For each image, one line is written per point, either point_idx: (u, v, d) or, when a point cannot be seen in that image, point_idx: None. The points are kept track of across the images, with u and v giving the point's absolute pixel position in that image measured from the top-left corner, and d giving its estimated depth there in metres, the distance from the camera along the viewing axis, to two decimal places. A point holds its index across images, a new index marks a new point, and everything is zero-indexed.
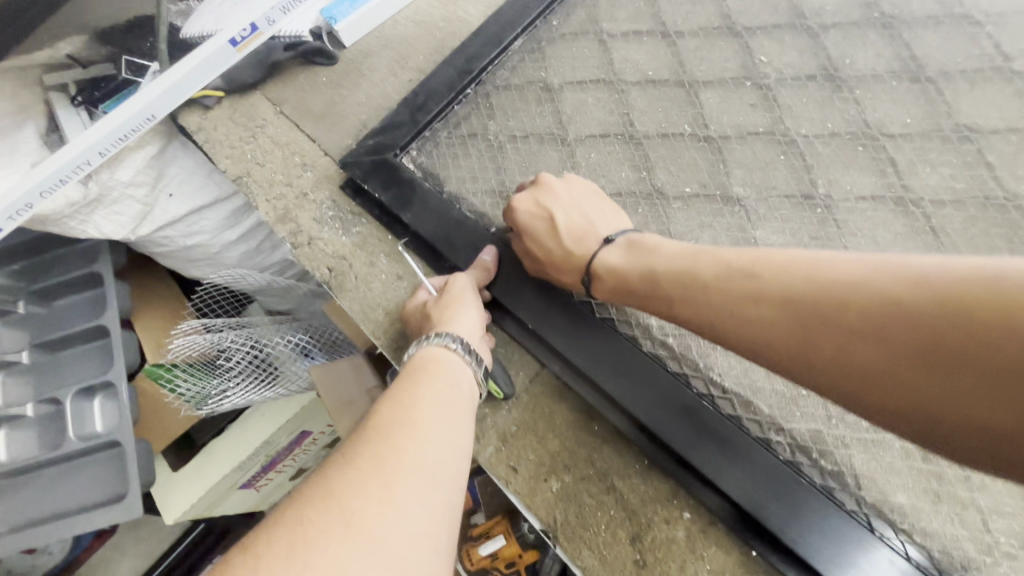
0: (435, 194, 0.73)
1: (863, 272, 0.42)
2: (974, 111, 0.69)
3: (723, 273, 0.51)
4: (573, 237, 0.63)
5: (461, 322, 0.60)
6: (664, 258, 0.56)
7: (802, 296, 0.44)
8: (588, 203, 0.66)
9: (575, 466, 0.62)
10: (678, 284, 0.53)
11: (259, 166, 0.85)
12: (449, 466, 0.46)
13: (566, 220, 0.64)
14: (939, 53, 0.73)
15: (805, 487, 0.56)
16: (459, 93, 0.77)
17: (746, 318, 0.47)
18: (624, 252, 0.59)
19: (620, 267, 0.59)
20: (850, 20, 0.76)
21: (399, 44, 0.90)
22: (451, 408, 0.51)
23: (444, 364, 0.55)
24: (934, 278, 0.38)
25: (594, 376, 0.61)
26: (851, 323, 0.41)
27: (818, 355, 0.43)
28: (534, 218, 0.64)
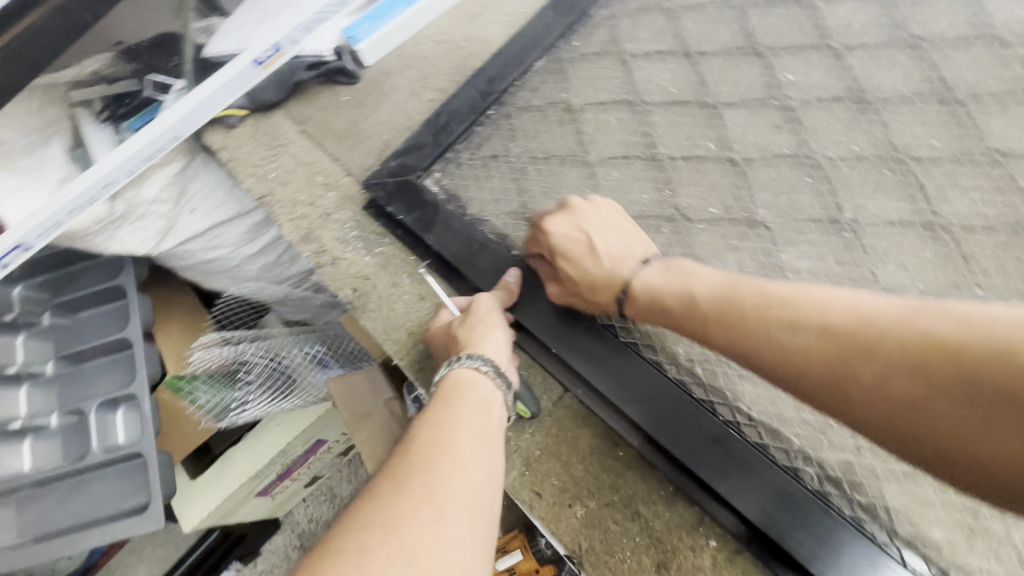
0: (458, 216, 0.74)
1: (906, 310, 0.41)
2: (1004, 134, 0.68)
3: (759, 299, 0.50)
4: (608, 258, 0.62)
5: (489, 344, 0.59)
6: (699, 282, 0.56)
7: (840, 325, 0.44)
8: (619, 226, 0.65)
9: (600, 492, 0.62)
10: (711, 308, 0.53)
11: (283, 186, 0.86)
12: (492, 494, 0.46)
13: (602, 241, 0.63)
14: (967, 74, 0.72)
15: (833, 518, 0.55)
16: (482, 115, 0.78)
17: (781, 344, 0.46)
18: (658, 276, 0.59)
19: (653, 290, 0.58)
20: (876, 41, 0.76)
21: (420, 64, 0.91)
22: (489, 432, 0.51)
23: (475, 386, 0.55)
24: (985, 318, 0.37)
25: (619, 403, 0.61)
26: (890, 358, 0.40)
27: (853, 385, 0.42)
28: (567, 239, 0.64)
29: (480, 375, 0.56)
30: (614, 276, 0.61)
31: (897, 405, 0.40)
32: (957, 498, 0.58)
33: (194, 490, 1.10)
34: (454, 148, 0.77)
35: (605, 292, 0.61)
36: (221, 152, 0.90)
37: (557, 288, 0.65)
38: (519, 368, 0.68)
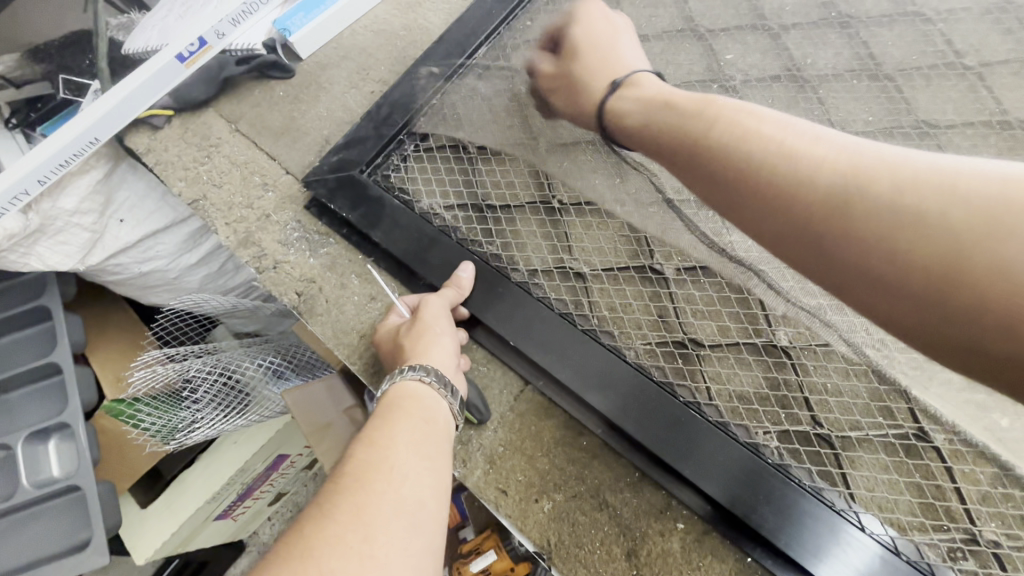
0: (404, 210, 0.71)
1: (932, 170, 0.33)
2: (932, 107, 0.69)
3: (793, 132, 0.40)
4: (610, 49, 0.58)
5: (433, 351, 0.56)
6: (675, 98, 0.48)
7: (898, 153, 0.35)
8: (626, 42, 0.59)
9: (566, 484, 0.60)
10: (696, 128, 0.44)
11: (216, 189, 0.82)
12: (433, 506, 0.44)
13: (599, 45, 0.58)
14: (896, 51, 0.73)
15: (798, 488, 0.54)
16: (424, 105, 0.77)
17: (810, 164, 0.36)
18: (655, 82, 0.52)
19: (653, 96, 0.50)
20: (809, 20, 0.76)
21: (359, 55, 0.87)
22: (431, 444, 0.48)
23: (414, 394, 0.52)
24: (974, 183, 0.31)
25: (580, 390, 0.60)
26: (913, 180, 0.33)
27: (856, 208, 0.34)
28: (585, 32, 0.59)
29: (422, 385, 0.53)
30: (611, 71, 0.55)
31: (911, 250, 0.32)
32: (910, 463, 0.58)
33: (146, 515, 1.02)
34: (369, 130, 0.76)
35: (588, 97, 0.56)
36: (147, 155, 0.84)
37: (561, 92, 0.60)
38: (477, 364, 0.66)
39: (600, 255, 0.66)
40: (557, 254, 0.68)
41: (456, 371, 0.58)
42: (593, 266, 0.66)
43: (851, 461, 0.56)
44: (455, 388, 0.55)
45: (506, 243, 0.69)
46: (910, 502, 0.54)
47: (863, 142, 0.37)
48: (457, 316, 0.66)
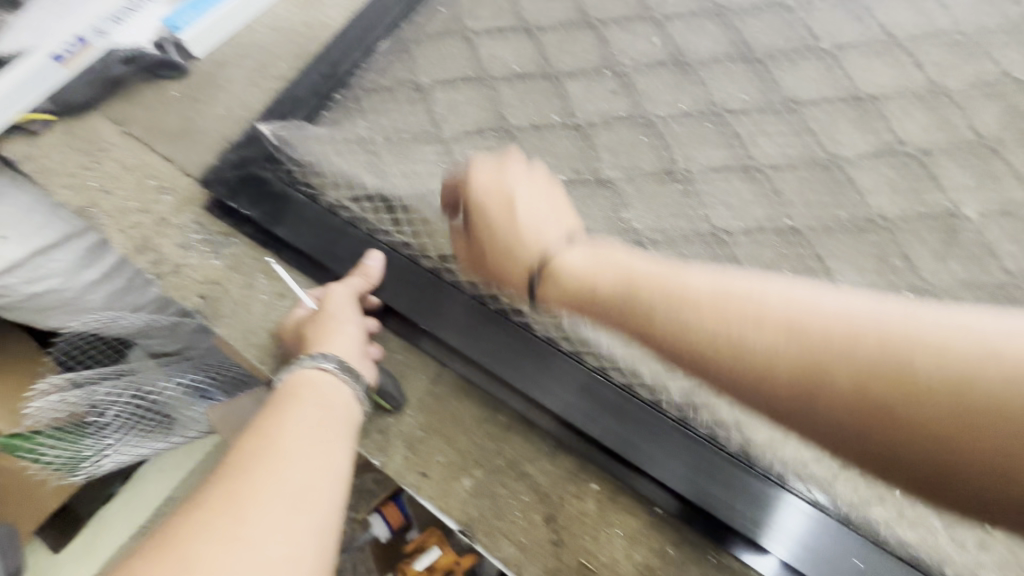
0: (310, 204, 0.71)
1: (899, 325, 0.33)
2: (798, 86, 0.75)
3: (747, 290, 0.39)
4: (517, 200, 0.55)
5: (336, 339, 0.57)
6: (592, 272, 0.48)
7: (840, 320, 0.34)
8: (546, 200, 0.58)
9: (485, 459, 0.61)
10: (649, 313, 0.41)
11: (106, 195, 0.77)
12: (324, 485, 0.44)
13: (528, 204, 0.56)
14: (763, 36, 0.78)
15: (699, 444, 0.58)
16: (327, 99, 0.77)
17: (762, 358, 0.36)
18: (580, 255, 0.50)
19: (574, 276, 0.48)
20: (689, 11, 0.82)
21: (257, 51, 0.85)
22: (323, 430, 0.48)
23: (313, 382, 0.52)
24: (951, 335, 0.32)
25: (490, 367, 0.62)
26: (876, 359, 0.33)
27: (823, 399, 0.34)
28: (488, 190, 0.57)
29: (321, 371, 0.53)
30: (533, 245, 0.52)
31: (899, 410, 0.32)
32: None
33: (66, 561, 0.98)
34: (265, 133, 0.73)
35: (525, 260, 0.52)
36: (25, 164, 0.79)
37: (490, 257, 0.56)
38: (393, 352, 0.66)
39: None
40: None
41: (364, 358, 0.58)
42: None
43: None
44: (359, 373, 0.55)
45: (416, 229, 0.69)
46: None
47: (811, 301, 0.36)
48: (368, 305, 0.66)
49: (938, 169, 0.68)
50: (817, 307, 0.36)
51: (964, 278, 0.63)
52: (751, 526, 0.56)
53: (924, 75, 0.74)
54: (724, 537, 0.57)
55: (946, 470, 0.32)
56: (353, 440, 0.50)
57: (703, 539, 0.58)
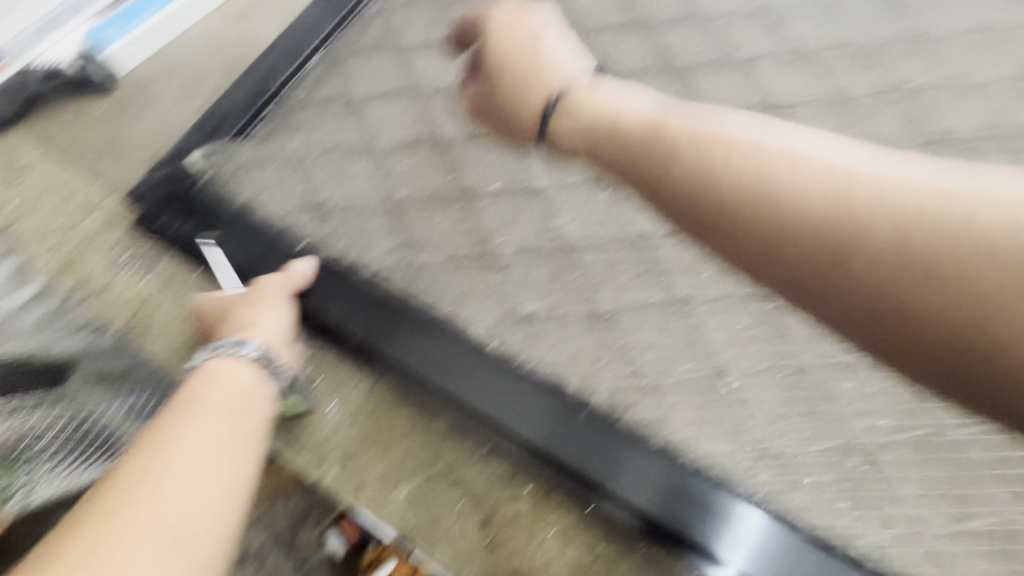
0: (239, 218, 0.70)
1: (949, 189, 0.30)
2: (715, 95, 0.79)
3: (779, 144, 0.35)
4: (534, 43, 0.46)
5: (261, 329, 0.57)
6: (624, 118, 0.42)
7: (888, 180, 0.31)
8: (565, 45, 0.48)
9: (421, 468, 0.62)
10: (662, 164, 0.38)
11: (27, 215, 0.75)
12: (224, 481, 0.43)
13: (544, 52, 0.46)
14: (682, 47, 0.83)
15: (647, 455, 0.59)
16: (259, 116, 0.78)
17: (828, 211, 0.31)
18: (595, 89, 0.45)
19: (589, 113, 0.43)
20: (613, 23, 0.85)
21: (186, 65, 0.84)
22: (220, 445, 0.44)
23: (223, 372, 0.51)
24: (1005, 202, 0.28)
25: (422, 374, 0.63)
26: (913, 228, 0.29)
27: (848, 259, 0.30)
28: (505, 33, 0.47)
29: (240, 361, 0.52)
30: (548, 80, 0.45)
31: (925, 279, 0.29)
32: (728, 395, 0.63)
33: None
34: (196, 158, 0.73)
35: (539, 108, 0.45)
36: None
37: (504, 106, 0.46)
38: (327, 364, 0.66)
39: (441, 246, 0.70)
40: (401, 250, 0.69)
41: (288, 352, 0.58)
42: (438, 256, 0.69)
43: (667, 404, 0.62)
44: (280, 366, 0.55)
45: (350, 242, 0.70)
46: (715, 432, 0.61)
47: (854, 158, 0.32)
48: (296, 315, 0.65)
49: None
50: (884, 163, 0.32)
51: None
52: (693, 533, 0.56)
53: (829, 84, 0.79)
54: (673, 547, 0.57)
55: (956, 355, 0.29)
56: (260, 431, 0.48)
57: (645, 543, 0.58)
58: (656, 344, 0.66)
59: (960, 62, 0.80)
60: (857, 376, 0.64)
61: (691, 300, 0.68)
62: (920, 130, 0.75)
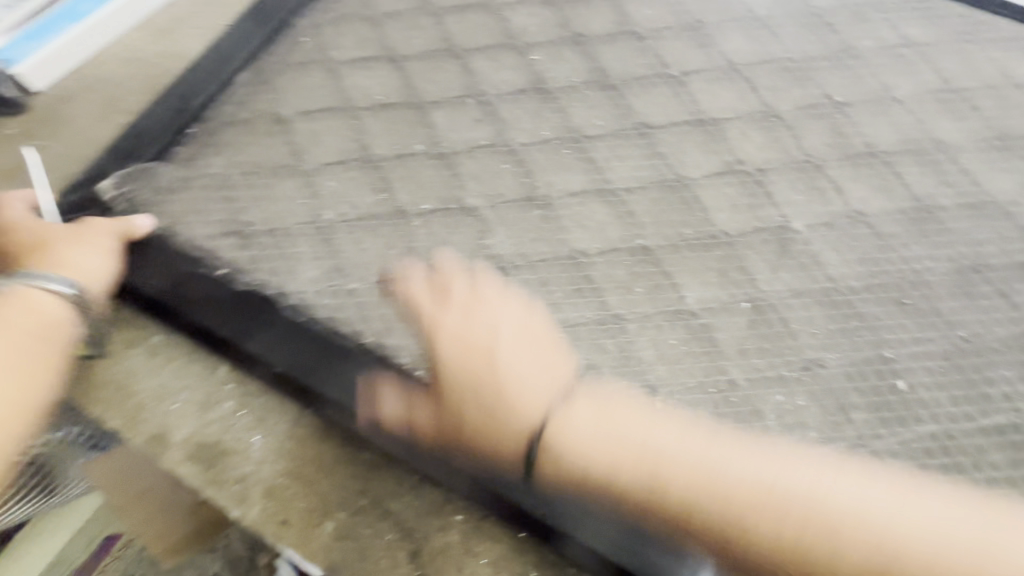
0: (156, 246, 0.68)
1: (859, 510, 0.41)
2: (648, 111, 0.79)
3: (739, 458, 0.45)
4: (513, 380, 0.50)
5: (75, 265, 0.60)
6: (616, 460, 0.46)
7: (825, 509, 0.42)
8: (519, 343, 0.53)
9: (348, 501, 0.60)
10: (658, 492, 0.45)
11: None
12: (28, 401, 0.53)
13: (487, 337, 0.52)
14: (617, 63, 0.83)
15: None
16: (180, 135, 0.75)
17: (776, 531, 0.42)
18: (587, 407, 0.50)
19: (581, 447, 0.48)
20: (549, 39, 0.85)
21: (105, 84, 0.81)
22: (20, 372, 0.53)
23: (27, 298, 0.55)
24: (894, 515, 0.41)
25: (347, 405, 0.61)
26: (838, 536, 0.41)
27: (798, 562, 0.41)
28: (461, 348, 0.52)
29: (49, 292, 0.57)
30: (527, 422, 0.49)
31: None
32: None
33: None
34: (109, 190, 0.70)
35: (518, 438, 0.49)
36: None
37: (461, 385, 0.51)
38: (251, 397, 0.65)
39: (370, 269, 0.67)
40: (328, 273, 0.67)
41: (99, 300, 0.62)
42: (368, 279, 0.67)
43: None
44: (90, 309, 0.60)
45: (275, 267, 0.67)
46: None
47: (796, 483, 0.43)
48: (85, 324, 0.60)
49: (770, 185, 0.74)
50: (813, 476, 0.44)
51: (794, 287, 0.68)
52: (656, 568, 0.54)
53: (759, 99, 0.80)
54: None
55: None
56: (58, 374, 0.55)
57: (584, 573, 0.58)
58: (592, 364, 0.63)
59: (881, 77, 0.82)
60: (786, 388, 0.63)
61: (624, 318, 0.66)
62: (844, 144, 0.77)
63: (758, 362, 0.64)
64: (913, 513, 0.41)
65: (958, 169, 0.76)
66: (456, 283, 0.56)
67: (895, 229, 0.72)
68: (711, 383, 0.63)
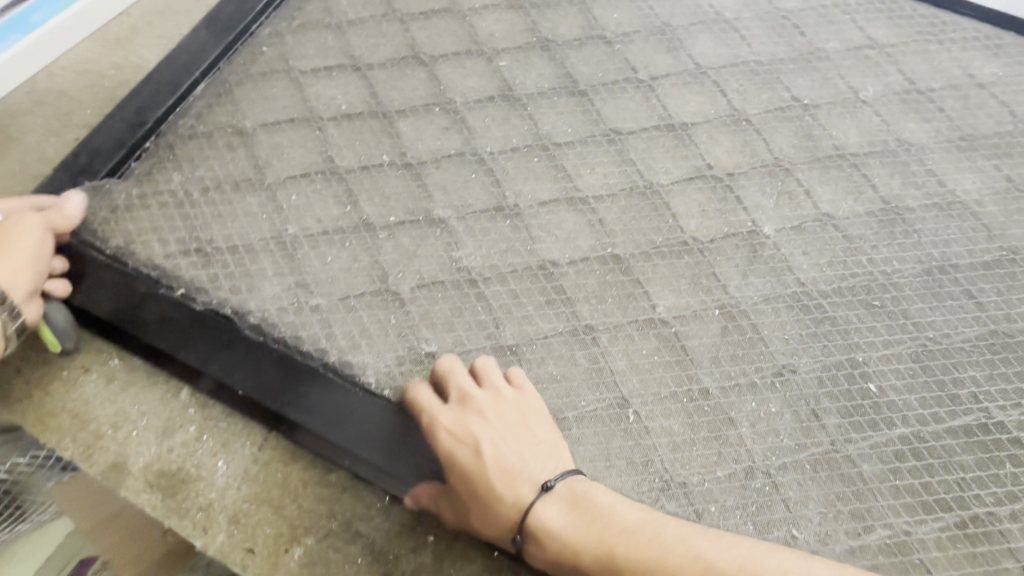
0: (112, 267, 0.66)
1: None
2: (618, 116, 0.79)
3: (697, 550, 0.49)
4: (501, 466, 0.54)
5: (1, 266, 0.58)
6: (589, 559, 0.50)
7: None
8: (515, 439, 0.56)
9: (317, 525, 0.59)
10: None
11: None
12: None
13: (487, 447, 0.55)
14: (585, 68, 0.82)
15: None
16: (136, 150, 0.72)
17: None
18: (569, 510, 0.52)
19: (558, 542, 0.51)
20: (517, 45, 0.84)
21: (57, 97, 0.78)
22: None
23: None
24: None
25: (313, 427, 0.60)
26: None
27: None
28: (457, 448, 0.55)
29: None
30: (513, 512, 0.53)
31: None
32: (634, 426, 0.61)
33: None
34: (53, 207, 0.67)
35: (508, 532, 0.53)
36: None
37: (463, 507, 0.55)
38: (214, 421, 0.63)
39: (335, 285, 0.66)
40: (292, 290, 0.65)
41: (26, 293, 0.59)
42: (333, 296, 0.65)
43: (574, 439, 0.60)
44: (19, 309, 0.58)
45: (236, 286, 0.65)
46: (623, 464, 0.59)
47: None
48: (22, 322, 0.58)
49: (739, 189, 0.74)
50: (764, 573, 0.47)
51: (764, 292, 0.68)
52: None
53: (728, 103, 0.80)
54: None
55: None
56: None
57: None
58: (562, 377, 0.63)
59: (848, 78, 0.83)
60: (758, 395, 0.63)
61: (595, 328, 0.65)
62: (813, 147, 0.77)
63: (730, 369, 0.64)
64: None
65: (925, 169, 0.76)
66: (461, 390, 0.58)
67: (863, 232, 0.72)
68: (683, 392, 0.63)
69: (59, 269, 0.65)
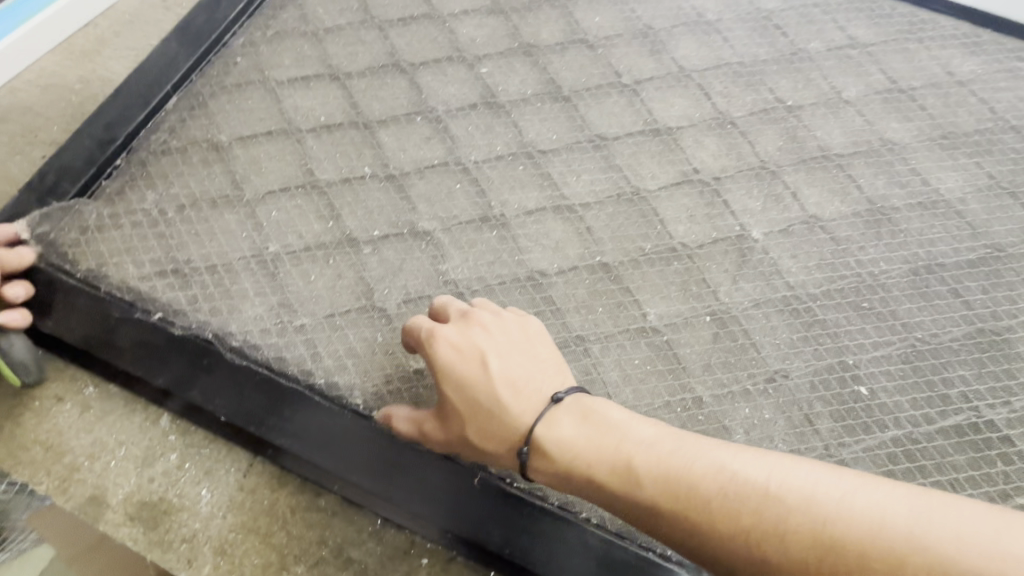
0: (84, 292, 0.63)
1: (835, 504, 0.42)
2: (603, 122, 0.78)
3: (716, 453, 0.47)
4: (508, 379, 0.52)
5: None
6: (604, 466, 0.48)
7: (798, 501, 0.43)
8: (518, 354, 0.54)
9: (307, 553, 0.57)
10: (638, 490, 0.47)
11: None
12: None
13: (492, 360, 0.52)
14: (568, 73, 0.81)
15: (557, 521, 0.56)
16: (106, 167, 0.70)
17: (738, 522, 0.43)
18: (579, 418, 0.51)
19: (568, 450, 0.49)
20: (499, 51, 0.82)
21: (20, 114, 0.75)
22: None
23: None
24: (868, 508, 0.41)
25: (300, 454, 0.58)
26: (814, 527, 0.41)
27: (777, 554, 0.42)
28: (459, 362, 0.52)
29: None
30: (520, 423, 0.51)
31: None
32: None
33: None
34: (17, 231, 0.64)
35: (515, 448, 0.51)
36: None
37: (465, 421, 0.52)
38: (197, 448, 0.61)
39: (319, 302, 0.64)
40: (274, 309, 0.63)
41: None
42: (317, 314, 0.63)
43: None
44: None
45: (216, 307, 0.62)
46: None
47: (771, 477, 0.44)
48: None
49: (726, 193, 0.74)
50: (788, 472, 0.45)
51: (755, 297, 0.67)
52: None
53: (712, 105, 0.79)
54: None
55: None
56: None
57: None
58: None
59: (830, 78, 0.83)
60: (752, 402, 0.62)
61: (587, 339, 0.64)
62: (798, 149, 0.77)
63: (723, 377, 0.63)
64: (891, 506, 0.41)
65: (908, 169, 0.76)
66: (461, 311, 0.56)
67: (850, 233, 0.72)
68: (676, 401, 0.62)
69: (20, 296, 0.62)
